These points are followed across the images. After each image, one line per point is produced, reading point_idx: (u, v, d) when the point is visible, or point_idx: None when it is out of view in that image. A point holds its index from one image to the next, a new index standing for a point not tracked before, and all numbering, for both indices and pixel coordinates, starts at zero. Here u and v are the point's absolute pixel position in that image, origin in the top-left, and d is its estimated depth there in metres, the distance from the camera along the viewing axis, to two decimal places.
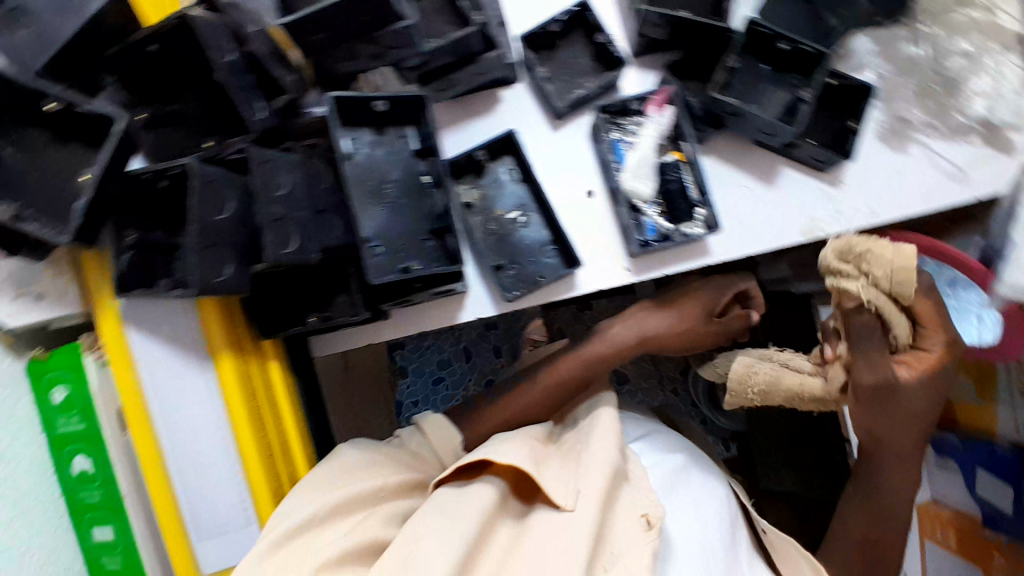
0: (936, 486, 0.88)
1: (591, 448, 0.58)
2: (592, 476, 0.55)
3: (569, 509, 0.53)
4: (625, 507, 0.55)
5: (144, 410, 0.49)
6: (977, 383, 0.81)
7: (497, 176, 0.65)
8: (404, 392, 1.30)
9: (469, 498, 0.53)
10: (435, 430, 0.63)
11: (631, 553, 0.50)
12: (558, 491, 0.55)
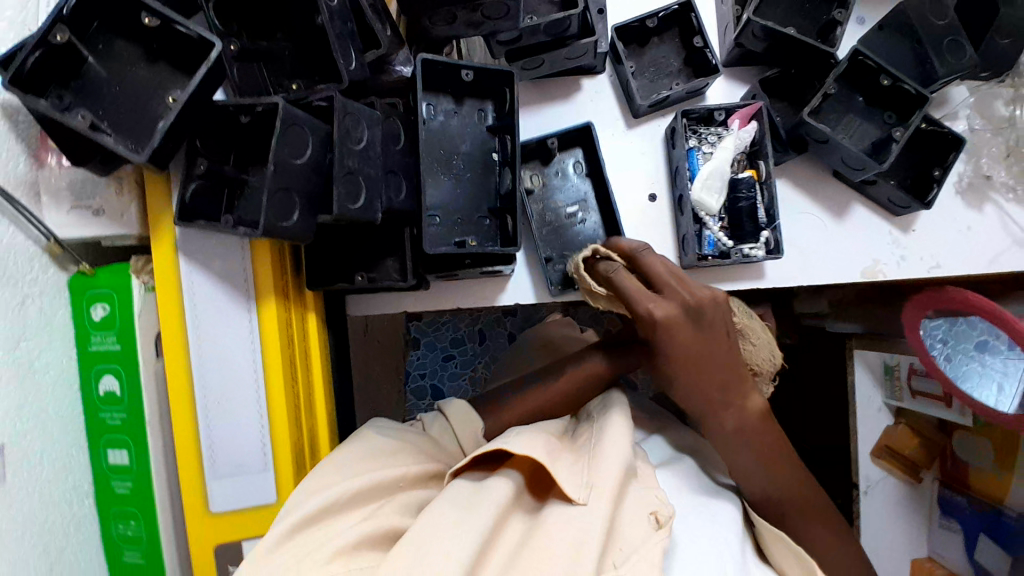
0: (935, 544, 0.88)
1: (609, 441, 0.53)
2: (611, 473, 0.50)
3: (583, 503, 0.48)
4: (635, 503, 0.50)
5: (181, 340, 0.48)
6: (999, 449, 0.80)
7: (564, 167, 0.64)
8: (413, 364, 1.27)
9: (483, 488, 0.49)
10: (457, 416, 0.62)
11: (642, 551, 0.45)
12: (570, 483, 0.50)
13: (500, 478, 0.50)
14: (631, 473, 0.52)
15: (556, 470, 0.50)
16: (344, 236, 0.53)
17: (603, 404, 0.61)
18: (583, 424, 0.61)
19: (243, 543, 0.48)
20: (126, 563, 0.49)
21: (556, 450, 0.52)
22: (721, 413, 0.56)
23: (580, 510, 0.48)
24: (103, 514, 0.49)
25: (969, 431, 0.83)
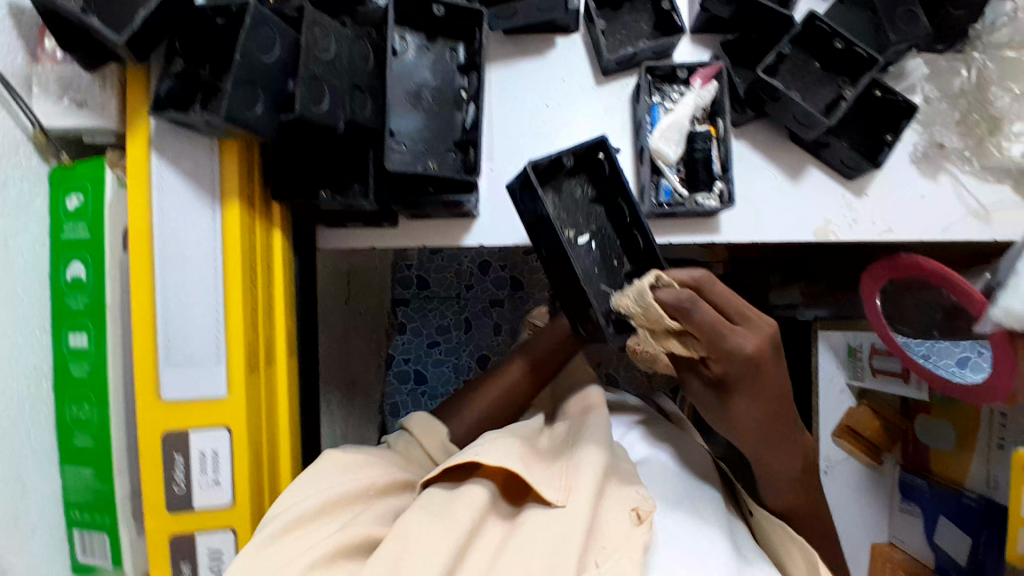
0: (896, 529, 0.91)
1: (583, 451, 0.56)
2: (588, 486, 0.52)
3: (560, 505, 0.51)
4: (614, 497, 0.53)
5: (147, 232, 0.50)
6: (959, 433, 0.81)
7: (571, 191, 0.62)
8: (398, 348, 1.40)
9: (458, 498, 0.51)
10: (422, 429, 0.64)
11: (622, 545, 0.48)
12: (548, 488, 0.52)
13: (474, 485, 0.52)
14: (609, 472, 0.55)
15: (534, 479, 0.52)
16: (303, 146, 0.53)
17: (579, 412, 0.64)
18: (558, 425, 0.63)
19: (190, 433, 0.50)
20: (77, 447, 0.50)
21: (534, 458, 0.55)
22: (775, 448, 0.59)
23: (558, 512, 0.51)
24: (59, 397, 0.51)
25: (929, 413, 0.86)
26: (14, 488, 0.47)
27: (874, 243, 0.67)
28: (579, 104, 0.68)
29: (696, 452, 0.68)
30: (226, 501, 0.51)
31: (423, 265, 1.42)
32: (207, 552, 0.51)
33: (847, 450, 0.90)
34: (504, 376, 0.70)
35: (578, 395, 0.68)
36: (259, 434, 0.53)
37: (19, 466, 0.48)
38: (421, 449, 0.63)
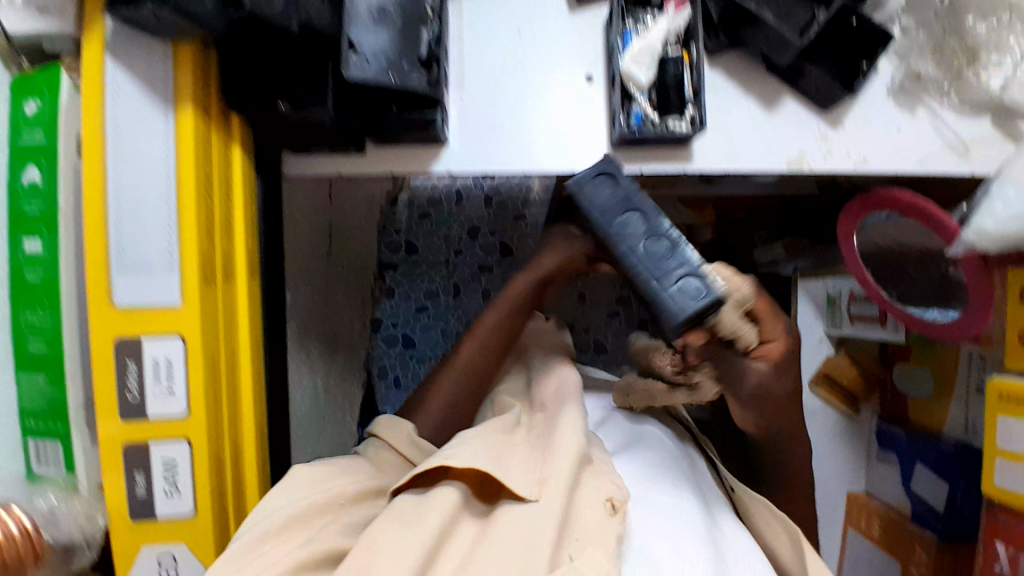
0: (872, 479, 0.92)
1: (558, 437, 0.53)
2: (563, 475, 0.50)
3: (535, 500, 0.49)
4: (592, 488, 0.51)
5: (100, 138, 0.49)
6: (938, 380, 0.81)
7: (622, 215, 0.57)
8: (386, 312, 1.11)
9: (427, 502, 0.49)
10: (390, 431, 0.63)
11: (601, 537, 0.47)
12: (520, 484, 0.50)
13: (444, 487, 0.50)
14: (585, 460, 0.53)
15: (505, 474, 0.50)
16: (262, 52, 0.51)
17: (557, 393, 0.61)
18: (535, 416, 0.61)
19: (143, 342, 0.50)
20: (31, 354, 0.50)
21: (507, 456, 0.53)
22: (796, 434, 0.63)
23: (533, 508, 0.48)
24: (14, 303, 0.50)
25: (908, 361, 0.85)
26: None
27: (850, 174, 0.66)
28: (557, 43, 0.65)
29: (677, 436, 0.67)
30: (180, 412, 0.50)
31: (412, 228, 1.14)
32: (162, 464, 0.51)
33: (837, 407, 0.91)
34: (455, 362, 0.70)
35: (546, 373, 0.67)
36: (216, 346, 0.53)
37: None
38: (390, 454, 0.61)
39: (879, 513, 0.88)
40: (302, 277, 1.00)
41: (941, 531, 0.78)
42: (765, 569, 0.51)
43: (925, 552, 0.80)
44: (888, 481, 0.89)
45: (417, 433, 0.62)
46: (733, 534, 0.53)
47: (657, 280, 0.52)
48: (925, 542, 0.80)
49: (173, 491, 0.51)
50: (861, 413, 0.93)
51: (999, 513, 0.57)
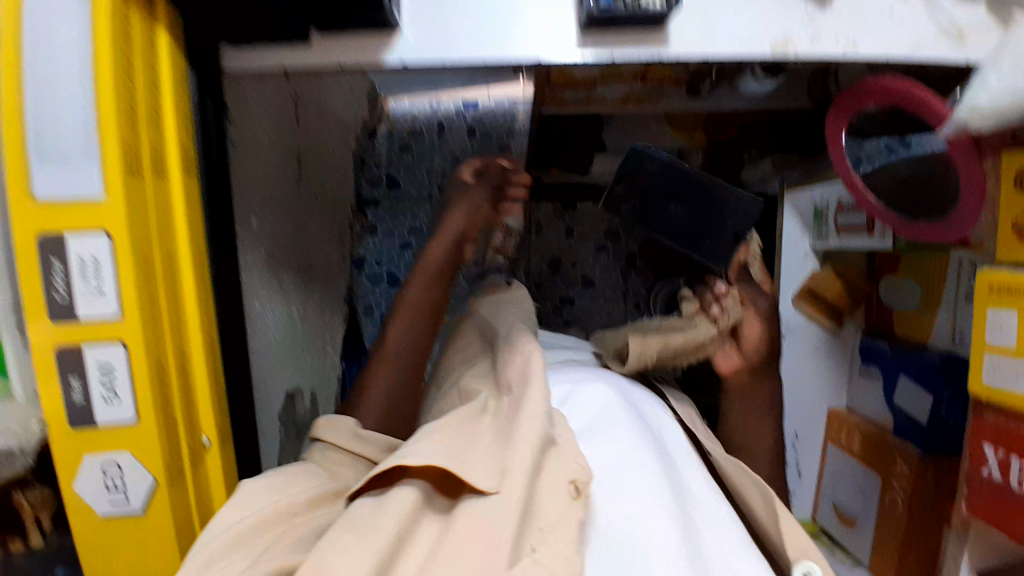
0: (854, 397, 0.92)
1: (522, 417, 0.51)
2: (526, 459, 0.47)
3: (495, 493, 0.45)
4: (554, 468, 0.49)
5: (15, 10, 0.44)
6: (926, 290, 0.78)
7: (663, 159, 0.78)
8: (370, 251, 1.55)
9: (384, 506, 0.45)
10: (334, 432, 0.62)
11: (563, 521, 0.45)
12: (480, 474, 0.47)
13: (402, 487, 0.47)
14: (548, 442, 0.51)
15: (464, 467, 0.47)
16: None
17: (521, 369, 0.59)
18: (500, 398, 0.58)
19: (66, 238, 0.46)
20: None
21: (468, 448, 0.50)
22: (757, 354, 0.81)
23: (492, 501, 0.45)
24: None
25: (895, 274, 0.83)
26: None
27: (837, 62, 0.60)
28: None
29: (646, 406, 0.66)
30: (112, 312, 0.47)
31: (393, 163, 1.56)
32: (97, 367, 0.48)
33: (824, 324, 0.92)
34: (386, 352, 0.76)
35: (511, 350, 0.64)
36: (149, 243, 0.49)
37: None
38: (337, 455, 0.61)
39: (859, 427, 0.89)
40: (270, 201, 0.96)
41: (923, 443, 0.77)
42: (741, 545, 0.50)
43: (907, 466, 0.78)
44: (872, 397, 0.88)
45: (359, 428, 0.62)
46: (696, 497, 0.54)
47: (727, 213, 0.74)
48: (908, 456, 0.78)
49: (111, 397, 0.49)
50: (844, 328, 0.92)
51: (985, 413, 0.54)
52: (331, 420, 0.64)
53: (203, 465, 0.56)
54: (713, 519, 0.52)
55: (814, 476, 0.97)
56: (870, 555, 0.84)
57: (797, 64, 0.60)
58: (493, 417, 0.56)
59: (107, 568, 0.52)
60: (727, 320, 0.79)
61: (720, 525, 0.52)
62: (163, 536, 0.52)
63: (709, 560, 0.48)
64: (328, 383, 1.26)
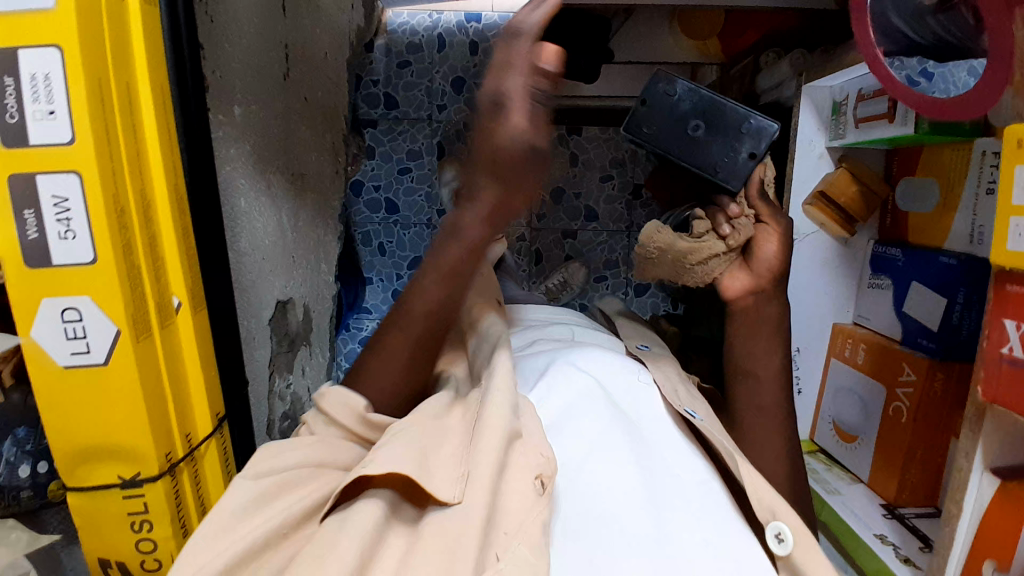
0: (861, 308, 0.88)
1: (484, 419, 0.51)
2: (486, 461, 0.48)
3: (457, 503, 0.46)
4: (517, 467, 0.49)
5: None
6: (944, 191, 0.73)
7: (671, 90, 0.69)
8: (367, 176, 1.51)
9: (348, 521, 0.45)
10: (333, 406, 0.58)
11: (529, 516, 0.46)
12: (444, 487, 0.47)
13: (368, 499, 0.47)
14: (513, 436, 0.51)
15: (425, 475, 0.48)
16: None
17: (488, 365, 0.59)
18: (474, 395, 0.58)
19: (18, 52, 0.42)
20: None
21: (433, 454, 0.50)
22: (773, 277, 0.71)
23: (454, 512, 0.46)
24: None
25: (914, 175, 0.78)
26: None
27: None
28: None
29: (620, 367, 0.65)
30: (65, 137, 0.43)
31: (391, 81, 1.49)
32: (51, 199, 0.44)
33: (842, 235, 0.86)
34: (404, 330, 0.61)
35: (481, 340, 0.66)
36: (104, 67, 0.45)
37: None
38: (337, 430, 0.58)
39: (866, 339, 0.84)
40: (253, 94, 0.90)
41: (935, 349, 0.73)
42: (717, 525, 0.50)
43: (914, 374, 0.74)
44: (881, 308, 0.84)
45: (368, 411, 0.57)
46: (673, 468, 0.54)
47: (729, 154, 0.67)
48: (915, 363, 0.74)
49: (67, 234, 0.45)
50: (855, 236, 0.87)
51: (1009, 285, 0.50)
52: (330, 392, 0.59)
53: (171, 326, 0.54)
54: (688, 493, 0.52)
55: (815, 393, 0.94)
56: (868, 470, 0.81)
57: None
58: (461, 412, 0.57)
59: (70, 425, 0.50)
60: (739, 238, 0.68)
61: (696, 501, 0.52)
62: (127, 395, 0.50)
63: (682, 533, 0.48)
64: (322, 298, 1.24)
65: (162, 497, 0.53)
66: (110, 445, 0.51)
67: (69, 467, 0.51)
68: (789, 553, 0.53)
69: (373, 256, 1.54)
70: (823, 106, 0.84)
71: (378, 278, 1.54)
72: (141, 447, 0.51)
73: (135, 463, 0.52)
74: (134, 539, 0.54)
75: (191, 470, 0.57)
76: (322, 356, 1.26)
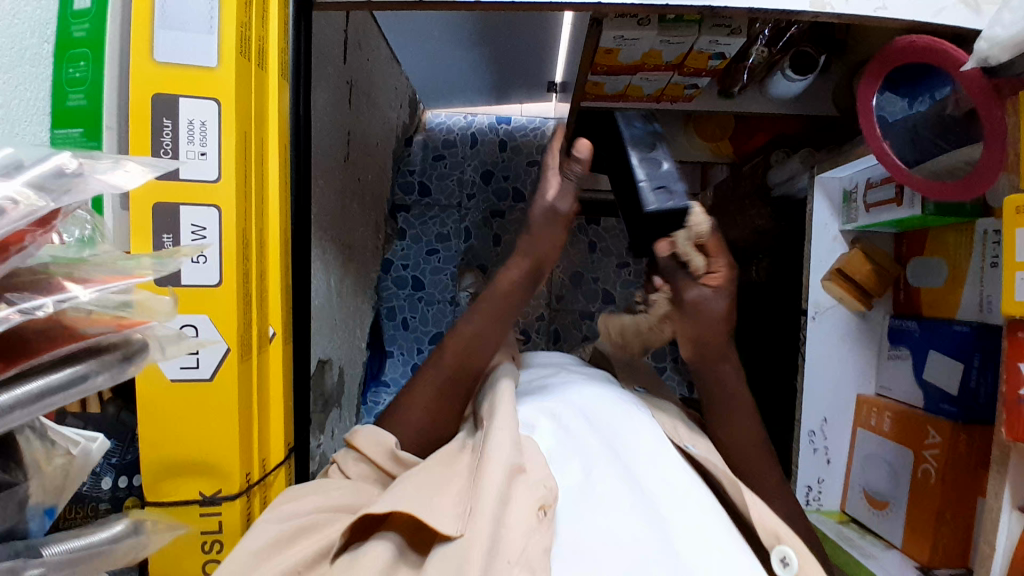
0: (883, 380, 0.93)
1: (488, 456, 0.55)
2: (491, 493, 0.52)
3: (459, 536, 0.48)
4: (521, 498, 0.52)
5: None
6: (952, 267, 0.81)
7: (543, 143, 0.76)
8: (397, 255, 1.57)
9: (359, 561, 0.48)
10: (366, 440, 0.64)
11: (528, 540, 0.49)
12: (445, 520, 0.50)
13: (375, 541, 0.50)
14: (516, 470, 0.55)
15: (428, 512, 0.50)
16: None
17: (489, 405, 0.64)
18: (479, 434, 0.62)
19: (179, 101, 0.51)
20: (70, 106, 0.51)
21: (436, 492, 0.53)
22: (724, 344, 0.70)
23: (455, 545, 0.48)
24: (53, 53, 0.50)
25: (923, 254, 0.86)
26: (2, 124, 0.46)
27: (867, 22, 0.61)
28: None
29: (623, 411, 0.68)
30: (211, 175, 0.51)
31: (426, 171, 1.60)
32: (190, 227, 0.52)
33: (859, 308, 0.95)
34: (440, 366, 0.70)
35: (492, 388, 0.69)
36: (248, 122, 0.54)
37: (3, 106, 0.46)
38: (366, 465, 0.63)
39: (891, 407, 0.88)
40: (323, 169, 0.99)
41: (957, 413, 0.77)
42: (721, 549, 0.52)
43: (938, 436, 0.77)
44: (902, 378, 0.88)
45: (398, 448, 0.63)
46: (677, 493, 0.58)
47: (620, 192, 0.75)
48: (937, 426, 0.78)
49: (199, 258, 0.52)
50: (873, 310, 0.94)
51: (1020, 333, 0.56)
52: (363, 431, 0.66)
53: (266, 353, 0.59)
54: (690, 519, 0.55)
55: (843, 464, 0.96)
56: (901, 537, 0.81)
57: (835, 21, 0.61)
58: (469, 455, 0.60)
59: (164, 440, 0.53)
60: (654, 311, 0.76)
61: (697, 522, 0.55)
62: (223, 409, 0.53)
63: (685, 551, 0.51)
64: (354, 364, 1.27)
65: (237, 516, 0.55)
66: (196, 461, 0.53)
67: (155, 481, 0.53)
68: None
69: (396, 330, 1.55)
70: (652, 157, 0.80)
71: (400, 352, 1.54)
72: (228, 463, 0.54)
73: (217, 480, 0.54)
74: (203, 561, 0.56)
75: (261, 494, 0.59)
76: (349, 421, 1.27)
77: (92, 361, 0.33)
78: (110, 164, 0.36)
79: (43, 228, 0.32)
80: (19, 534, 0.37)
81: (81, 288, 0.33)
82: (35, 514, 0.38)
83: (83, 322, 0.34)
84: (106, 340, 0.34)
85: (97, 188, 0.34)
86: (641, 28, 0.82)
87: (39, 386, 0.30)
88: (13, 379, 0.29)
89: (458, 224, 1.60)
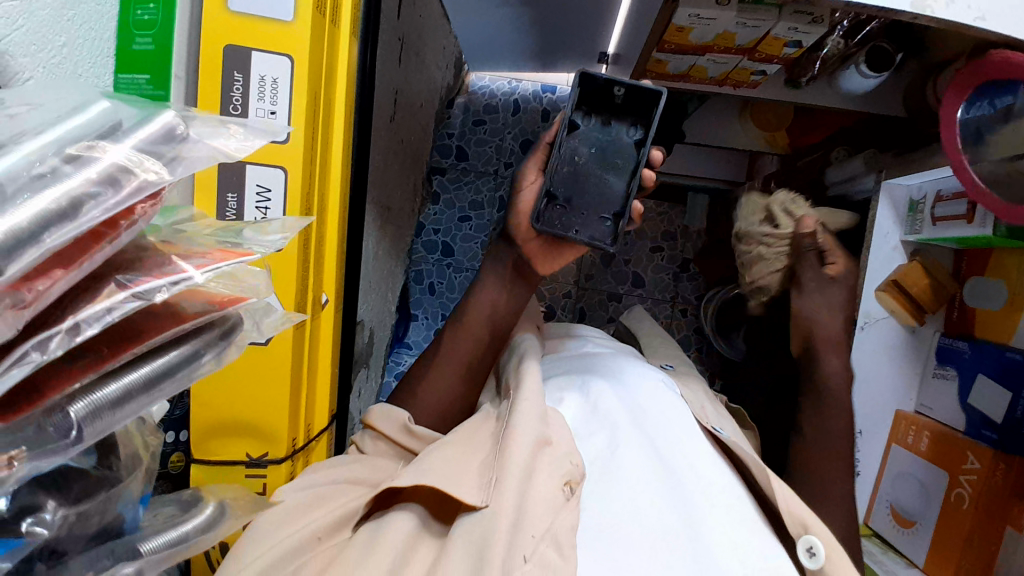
0: (924, 398, 0.91)
1: (517, 425, 0.54)
2: (517, 464, 0.51)
3: (483, 506, 0.48)
4: (545, 473, 0.51)
5: None
6: (1012, 292, 0.78)
7: (570, 142, 0.70)
8: (429, 219, 1.56)
9: (382, 533, 0.48)
10: (380, 419, 0.65)
11: (553, 518, 0.48)
12: (469, 491, 0.49)
13: (399, 514, 0.50)
14: (544, 442, 0.54)
15: (453, 484, 0.50)
16: None
17: (516, 377, 0.64)
18: (503, 404, 0.62)
19: (252, 53, 0.49)
20: (136, 50, 0.47)
21: (460, 463, 0.53)
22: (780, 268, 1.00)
23: (482, 515, 0.47)
24: None
25: (983, 274, 0.83)
26: (66, 66, 0.42)
27: (963, 31, 0.55)
28: None
29: (658, 394, 0.67)
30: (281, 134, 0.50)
31: (465, 135, 1.57)
32: (255, 188, 0.51)
33: (900, 316, 0.92)
34: (466, 330, 0.74)
35: (520, 360, 0.69)
36: (319, 80, 0.53)
37: (65, 44, 0.42)
38: (385, 443, 0.64)
39: (930, 427, 0.86)
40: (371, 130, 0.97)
41: (996, 440, 0.75)
42: (740, 540, 0.51)
43: (978, 462, 0.76)
44: (945, 398, 0.87)
45: (411, 421, 0.63)
46: (705, 479, 0.56)
47: (602, 206, 0.70)
48: (979, 452, 0.76)
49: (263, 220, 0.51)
50: (924, 325, 0.92)
51: None
52: (384, 410, 0.66)
53: (319, 320, 0.58)
54: (716, 511, 0.53)
55: (872, 477, 0.95)
56: (924, 556, 0.81)
57: (932, 25, 0.54)
58: (495, 422, 0.60)
59: (215, 403, 0.53)
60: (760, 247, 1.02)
61: (724, 511, 0.54)
62: (274, 370, 0.53)
63: (707, 541, 0.49)
64: (383, 326, 1.27)
65: (281, 478, 0.56)
66: (246, 425, 0.54)
67: (201, 439, 0.53)
68: (820, 567, 0.53)
69: (422, 294, 1.55)
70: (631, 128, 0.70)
71: (424, 316, 1.54)
72: (277, 427, 0.55)
73: (266, 443, 0.55)
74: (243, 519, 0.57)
75: (303, 459, 0.60)
76: (374, 381, 1.28)
77: (197, 340, 0.30)
78: (217, 125, 0.32)
79: (154, 201, 0.29)
80: (115, 532, 0.35)
81: (195, 269, 0.29)
82: (127, 506, 0.36)
83: (180, 295, 0.31)
84: (208, 321, 0.30)
85: (208, 157, 0.31)
86: (719, 8, 0.77)
87: (149, 371, 0.28)
88: (122, 367, 0.27)
89: (494, 191, 1.57)
